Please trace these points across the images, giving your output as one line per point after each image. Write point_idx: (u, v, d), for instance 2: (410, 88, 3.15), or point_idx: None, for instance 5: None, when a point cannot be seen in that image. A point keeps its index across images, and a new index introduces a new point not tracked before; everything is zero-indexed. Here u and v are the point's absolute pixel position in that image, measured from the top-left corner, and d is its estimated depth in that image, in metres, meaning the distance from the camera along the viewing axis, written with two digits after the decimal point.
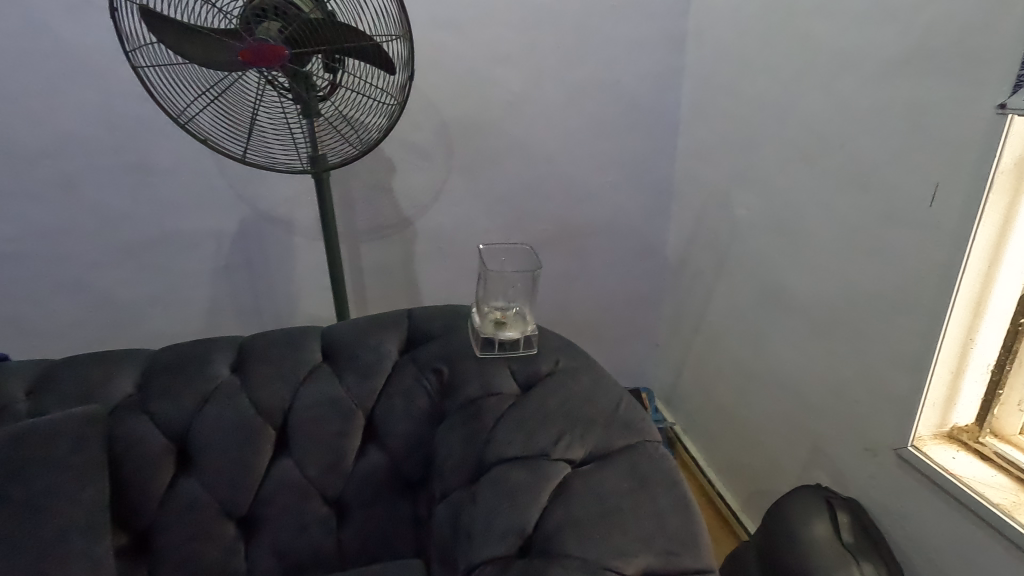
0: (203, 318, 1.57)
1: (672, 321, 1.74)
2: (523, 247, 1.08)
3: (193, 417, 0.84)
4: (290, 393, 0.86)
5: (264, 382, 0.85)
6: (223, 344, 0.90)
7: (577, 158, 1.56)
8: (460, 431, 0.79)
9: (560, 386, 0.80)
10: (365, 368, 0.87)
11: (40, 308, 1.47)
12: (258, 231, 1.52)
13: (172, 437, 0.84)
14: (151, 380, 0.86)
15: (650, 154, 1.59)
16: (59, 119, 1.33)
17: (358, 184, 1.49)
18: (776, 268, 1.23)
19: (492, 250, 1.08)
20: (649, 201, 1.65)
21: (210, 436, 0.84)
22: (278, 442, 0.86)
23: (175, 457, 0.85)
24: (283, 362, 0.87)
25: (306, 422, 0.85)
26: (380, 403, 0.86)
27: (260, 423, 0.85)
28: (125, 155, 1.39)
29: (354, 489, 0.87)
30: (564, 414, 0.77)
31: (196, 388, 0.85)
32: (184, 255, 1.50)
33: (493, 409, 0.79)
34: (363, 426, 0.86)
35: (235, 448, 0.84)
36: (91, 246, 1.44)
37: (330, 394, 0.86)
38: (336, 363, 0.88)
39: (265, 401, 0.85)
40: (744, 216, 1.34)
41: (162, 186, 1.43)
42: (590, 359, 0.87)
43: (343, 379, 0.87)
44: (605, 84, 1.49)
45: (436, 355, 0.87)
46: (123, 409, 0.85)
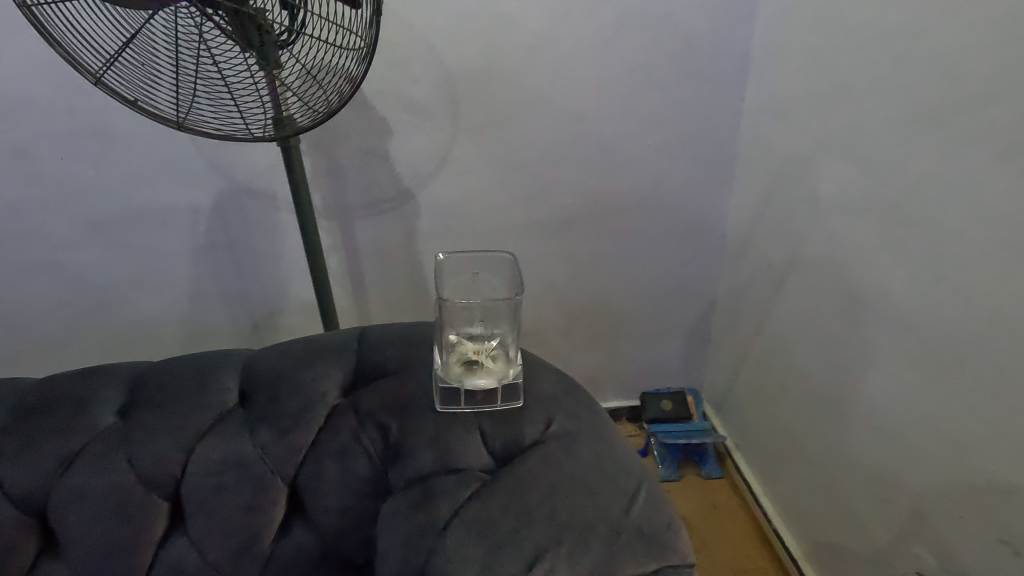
0: (187, 303, 1.41)
1: (728, 315, 1.44)
2: (502, 253, 0.87)
3: (55, 486, 0.67)
4: (183, 456, 0.68)
5: (146, 440, 0.68)
6: (115, 379, 0.74)
7: (617, 115, 1.24)
8: (406, 522, 0.60)
9: (550, 465, 0.61)
10: (287, 421, 0.69)
11: (13, 291, 1.34)
12: (238, 206, 1.31)
13: (30, 510, 0.67)
14: (10, 430, 0.68)
15: (711, 108, 1.26)
16: (2, 77, 1.13)
17: (346, 149, 1.23)
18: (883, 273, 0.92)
19: (463, 259, 0.88)
20: (705, 170, 1.32)
21: (78, 511, 0.67)
22: (173, 513, 0.69)
23: (37, 535, 0.68)
24: (185, 408, 0.70)
25: (207, 491, 0.68)
26: (305, 468, 0.68)
27: (143, 495, 0.68)
28: (78, 120, 1.19)
29: (286, 560, 0.69)
30: (550, 513, 0.57)
31: (63, 446, 0.68)
32: (158, 234, 1.32)
33: (450, 497, 0.60)
34: (284, 495, 0.69)
35: (112, 524, 0.67)
36: (57, 224, 1.28)
37: (238, 455, 0.68)
38: (252, 409, 0.70)
39: (150, 467, 0.67)
40: (829, 192, 1.02)
41: (126, 155, 1.23)
42: (602, 427, 0.68)
43: (258, 434, 0.69)
44: (653, 18, 1.15)
45: (382, 406, 0.69)
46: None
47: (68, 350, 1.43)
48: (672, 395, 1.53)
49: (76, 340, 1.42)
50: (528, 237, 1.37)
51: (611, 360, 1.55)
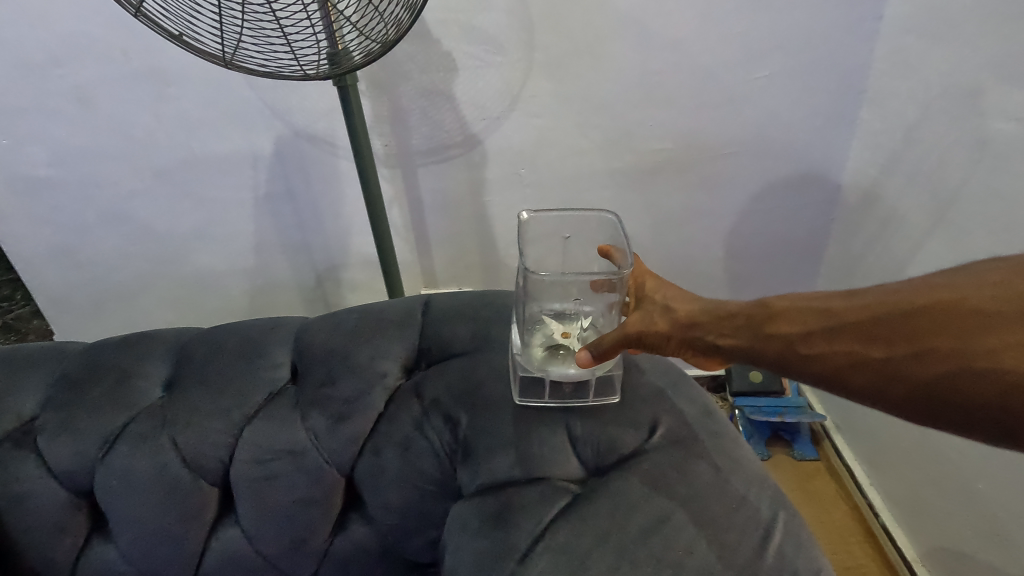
0: (250, 255, 1.38)
1: (841, 282, 1.25)
2: (603, 216, 0.72)
3: (98, 465, 0.64)
4: (231, 441, 0.63)
5: (191, 422, 0.64)
6: (159, 348, 0.69)
7: (723, 40, 1.04)
8: (479, 537, 0.55)
9: (658, 487, 0.55)
10: (340, 408, 0.63)
11: (88, 239, 1.36)
12: (298, 155, 1.24)
13: (76, 488, 0.65)
14: (54, 402, 0.65)
15: (842, 30, 1.03)
16: (58, 16, 1.08)
17: (409, 89, 1.10)
18: None
19: (555, 220, 0.74)
20: (827, 107, 1.11)
21: (122, 493, 0.64)
22: (224, 497, 0.66)
23: (88, 510, 0.67)
24: (232, 386, 0.65)
25: (256, 480, 0.63)
26: (363, 460, 0.63)
27: (188, 480, 0.64)
28: (135, 61, 1.13)
29: (351, 543, 0.66)
30: (663, 546, 0.51)
31: (105, 422, 0.64)
32: (219, 185, 1.28)
33: (533, 514, 0.54)
34: (343, 489, 0.64)
35: (159, 507, 0.65)
36: (124, 172, 1.26)
37: (288, 443, 0.63)
38: (303, 390, 0.64)
39: (195, 452, 0.63)
40: (1006, 133, 0.84)
41: (183, 99, 1.17)
42: (721, 435, 0.61)
43: (309, 420, 0.63)
44: None
45: (452, 395, 0.62)
46: (6, 446, 0.64)
47: (142, 297, 1.45)
48: None
49: (149, 288, 1.44)
50: (608, 188, 1.22)
51: None
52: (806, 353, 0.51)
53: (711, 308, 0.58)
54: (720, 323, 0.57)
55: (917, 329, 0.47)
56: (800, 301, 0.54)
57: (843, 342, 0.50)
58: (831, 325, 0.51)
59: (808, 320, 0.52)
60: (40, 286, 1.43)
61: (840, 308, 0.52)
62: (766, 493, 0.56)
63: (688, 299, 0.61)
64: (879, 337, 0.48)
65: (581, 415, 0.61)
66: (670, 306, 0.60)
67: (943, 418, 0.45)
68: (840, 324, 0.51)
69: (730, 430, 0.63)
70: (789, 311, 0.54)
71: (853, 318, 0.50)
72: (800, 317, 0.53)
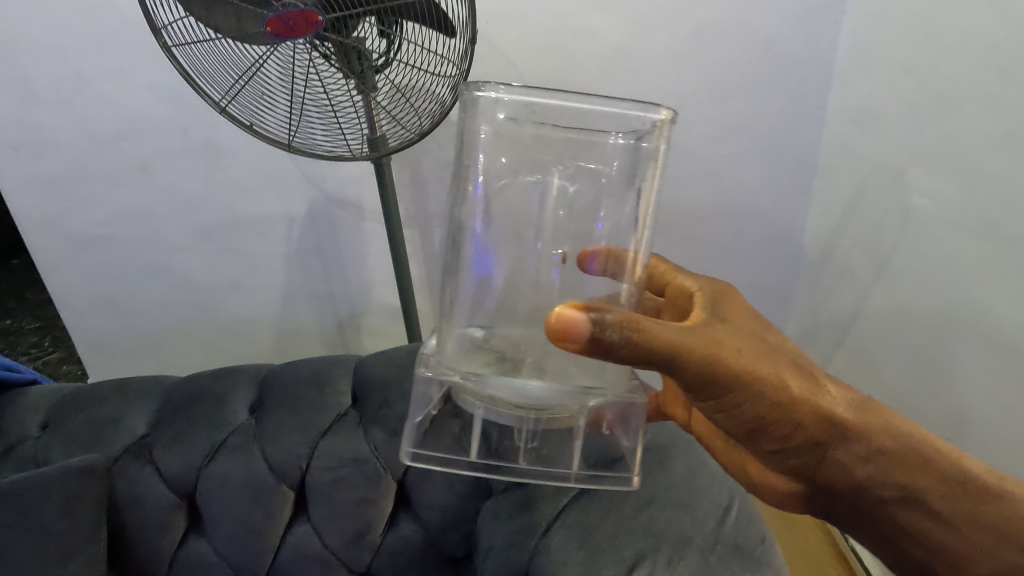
0: (280, 304, 1.53)
1: (807, 327, 1.42)
2: (619, 139, 0.68)
3: (201, 470, 0.83)
4: (309, 451, 0.81)
5: (278, 436, 0.82)
6: (243, 381, 0.88)
7: (695, 124, 1.24)
8: (510, 522, 0.72)
9: (648, 479, 0.70)
10: (395, 426, 0.80)
11: (133, 290, 1.49)
12: (328, 216, 1.40)
13: (181, 490, 0.84)
14: (161, 423, 0.85)
15: (791, 117, 1.24)
16: (129, 101, 1.24)
17: (429, 161, 1.29)
18: (988, 298, 0.93)
19: (581, 100, 0.63)
20: (784, 178, 1.30)
21: (220, 493, 0.83)
22: (297, 499, 0.84)
23: (186, 511, 0.86)
24: (308, 408, 0.83)
25: (326, 483, 0.81)
26: (412, 466, 0.80)
27: (274, 483, 0.82)
28: (193, 137, 1.29)
29: (401, 538, 0.83)
30: (647, 522, 0.66)
31: (206, 436, 0.84)
32: (256, 242, 1.43)
33: (551, 501, 0.70)
34: (395, 490, 0.81)
35: (248, 506, 0.82)
36: (172, 230, 1.41)
37: (355, 453, 0.80)
38: (365, 411, 0.82)
39: (281, 460, 0.81)
40: (923, 207, 1.03)
41: (231, 169, 1.33)
42: (691, 441, 0.77)
43: (371, 435, 0.81)
44: (734, 28, 1.14)
45: None
46: (125, 457, 0.85)
47: (175, 343, 1.58)
48: None
49: (182, 335, 1.57)
50: None
51: None
52: (822, 448, 0.64)
53: (794, 371, 0.63)
54: (791, 390, 0.62)
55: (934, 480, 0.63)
56: (873, 417, 0.65)
57: (858, 468, 0.64)
58: (864, 451, 0.64)
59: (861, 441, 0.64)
60: (82, 334, 1.54)
61: (883, 449, 0.64)
62: (739, 490, 0.71)
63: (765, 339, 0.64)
64: (877, 488, 0.64)
65: None
66: (758, 339, 0.63)
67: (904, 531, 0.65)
68: (870, 456, 0.63)
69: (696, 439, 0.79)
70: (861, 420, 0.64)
71: (881, 461, 0.63)
72: (848, 429, 0.63)
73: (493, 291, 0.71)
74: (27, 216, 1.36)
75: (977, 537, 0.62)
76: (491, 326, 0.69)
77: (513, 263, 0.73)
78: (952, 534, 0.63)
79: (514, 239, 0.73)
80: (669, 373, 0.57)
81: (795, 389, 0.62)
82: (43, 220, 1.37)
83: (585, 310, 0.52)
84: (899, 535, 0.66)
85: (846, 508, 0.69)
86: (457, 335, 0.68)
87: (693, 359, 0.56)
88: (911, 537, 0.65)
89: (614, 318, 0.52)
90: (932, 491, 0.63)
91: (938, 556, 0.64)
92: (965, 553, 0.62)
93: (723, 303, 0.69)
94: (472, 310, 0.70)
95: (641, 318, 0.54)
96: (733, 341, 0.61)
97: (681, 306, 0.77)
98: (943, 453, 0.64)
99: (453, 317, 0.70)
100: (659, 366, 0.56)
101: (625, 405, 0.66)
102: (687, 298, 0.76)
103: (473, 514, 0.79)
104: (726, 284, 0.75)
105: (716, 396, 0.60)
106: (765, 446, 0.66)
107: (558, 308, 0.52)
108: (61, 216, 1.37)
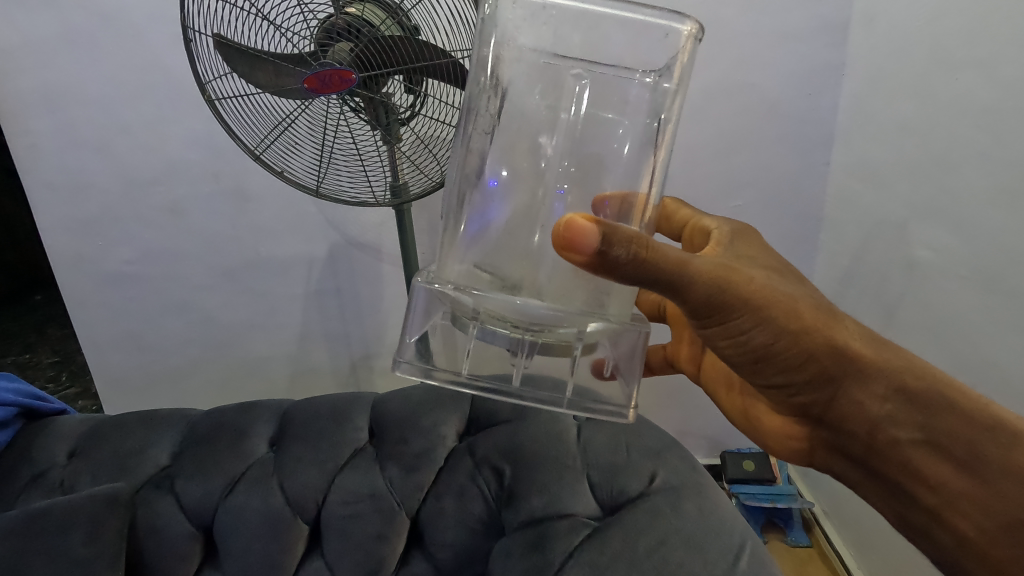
0: (296, 343, 1.56)
1: None
2: (645, 79, 0.55)
3: (221, 501, 0.86)
4: (325, 485, 0.85)
5: (296, 469, 0.85)
6: (265, 415, 0.92)
7: (702, 177, 1.29)
8: (521, 560, 0.73)
9: (658, 518, 0.71)
10: (412, 460, 0.84)
11: (154, 326, 1.53)
12: (347, 258, 1.45)
13: (198, 522, 0.87)
14: (183, 455, 0.89)
15: (793, 172, 1.29)
16: (166, 148, 1.32)
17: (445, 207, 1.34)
18: (996, 348, 0.94)
19: (607, 5, 0.52)
20: (788, 230, 1.34)
21: (238, 525, 0.85)
22: (312, 534, 0.86)
23: (202, 544, 0.88)
24: (328, 443, 0.87)
25: (341, 518, 0.84)
26: (426, 503, 0.83)
27: (290, 515, 0.84)
28: (223, 182, 1.35)
29: None
30: (660, 564, 0.66)
31: (228, 468, 0.87)
32: (276, 283, 1.48)
33: (563, 540, 0.71)
34: (408, 526, 0.84)
35: (264, 539, 0.84)
36: (196, 270, 1.46)
37: (371, 489, 0.84)
38: (381, 447, 0.86)
39: (297, 493, 0.84)
40: (927, 258, 1.06)
41: (257, 211, 1.39)
42: (702, 484, 0.77)
43: (386, 470, 0.84)
44: (739, 89, 1.21)
45: (497, 452, 0.82)
46: (147, 487, 0.88)
47: (191, 379, 1.61)
48: (755, 455, 1.54)
49: (198, 372, 1.60)
50: None
51: (692, 417, 1.56)
52: (835, 384, 0.60)
53: (809, 302, 0.59)
54: (802, 317, 0.57)
55: (975, 437, 0.55)
56: (898, 361, 0.59)
57: (876, 407, 0.59)
58: (884, 389, 0.58)
59: (883, 382, 0.58)
60: (101, 367, 1.57)
61: (909, 391, 0.57)
62: (751, 534, 0.71)
63: (781, 274, 0.61)
64: (896, 430, 0.58)
65: (598, 469, 0.78)
66: (774, 273, 0.60)
67: (940, 498, 0.57)
68: (891, 395, 0.58)
69: (711, 482, 0.79)
70: (882, 360, 0.58)
71: (902, 401, 0.58)
72: (865, 364, 0.58)
73: (492, 232, 0.54)
74: (60, 254, 1.42)
75: (1008, 490, 0.54)
76: (489, 263, 0.54)
77: (519, 218, 0.54)
78: (978, 485, 0.55)
79: (524, 211, 0.54)
80: (670, 293, 0.52)
81: (808, 319, 0.58)
82: (75, 257, 1.42)
83: (597, 221, 0.46)
84: (914, 485, 0.59)
85: (861, 456, 0.63)
86: (455, 261, 0.56)
87: (701, 278, 0.52)
88: (925, 485, 0.58)
89: (623, 231, 0.46)
90: (958, 438, 0.56)
91: (956, 506, 0.56)
92: (983, 501, 0.55)
93: (739, 242, 0.66)
94: (471, 246, 0.55)
95: (646, 236, 0.48)
96: (743, 268, 0.57)
97: (700, 246, 0.74)
98: (977, 402, 0.57)
99: (453, 248, 0.57)
100: (662, 285, 0.50)
101: (630, 347, 0.57)
102: (704, 237, 0.73)
103: (485, 553, 0.81)
104: (742, 224, 0.71)
105: (720, 321, 0.56)
106: (771, 379, 0.63)
107: (566, 217, 0.46)
108: (93, 254, 1.43)
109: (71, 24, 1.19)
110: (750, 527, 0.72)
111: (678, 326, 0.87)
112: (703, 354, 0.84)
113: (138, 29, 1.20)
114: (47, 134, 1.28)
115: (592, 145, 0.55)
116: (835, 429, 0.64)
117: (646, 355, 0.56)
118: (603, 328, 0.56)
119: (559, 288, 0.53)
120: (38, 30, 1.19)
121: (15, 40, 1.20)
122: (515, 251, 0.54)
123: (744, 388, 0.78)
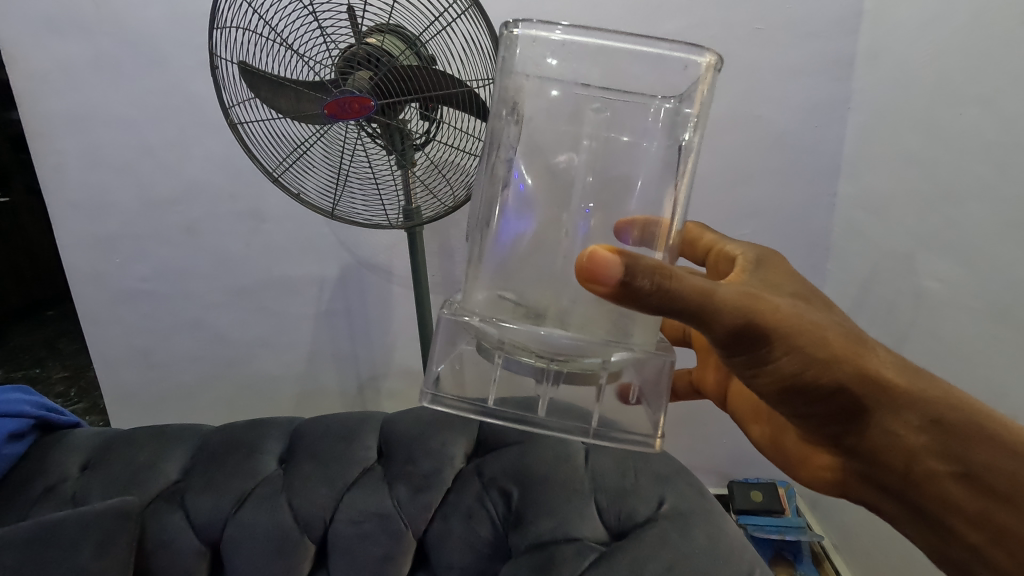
0: (305, 362, 1.57)
1: None
2: (665, 104, 0.56)
3: (230, 517, 0.86)
4: (334, 504, 0.85)
5: (306, 486, 0.85)
6: (276, 433, 0.93)
7: (709, 205, 1.31)
8: None
9: (667, 544, 0.70)
10: (420, 480, 0.84)
11: (165, 342, 1.55)
12: (358, 279, 1.46)
13: (205, 538, 0.87)
14: (194, 470, 0.90)
15: (801, 203, 1.30)
16: (186, 169, 1.35)
17: (457, 231, 1.36)
18: (1007, 379, 0.93)
19: (623, 40, 0.52)
20: (796, 259, 1.35)
21: (245, 541, 0.85)
22: (319, 553, 0.86)
23: (209, 560, 0.88)
24: (338, 462, 0.87)
25: (348, 537, 0.83)
26: (433, 525, 0.83)
27: (298, 534, 0.84)
28: (240, 203, 1.39)
29: None
30: None
31: (238, 484, 0.87)
32: (288, 302, 1.50)
33: (571, 565, 0.71)
34: (415, 547, 0.83)
35: (271, 557, 0.84)
36: (210, 288, 1.49)
37: (379, 508, 0.84)
38: (390, 466, 0.86)
39: (306, 510, 0.84)
40: (935, 290, 1.07)
41: (272, 231, 1.41)
42: (712, 511, 0.76)
43: (395, 490, 0.84)
44: (746, 121, 1.24)
45: (506, 475, 0.82)
46: (157, 502, 0.88)
47: (200, 397, 1.62)
48: (763, 486, 1.52)
49: (208, 389, 1.61)
50: None
51: (700, 445, 1.54)
52: (867, 414, 0.59)
53: (838, 329, 0.58)
54: (830, 346, 0.57)
55: (1012, 467, 0.56)
56: (931, 391, 0.58)
57: (911, 438, 0.58)
58: (919, 420, 0.58)
59: (917, 413, 0.58)
60: (112, 382, 1.59)
61: (944, 423, 0.57)
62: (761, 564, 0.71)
63: (808, 300, 0.61)
64: (934, 462, 0.58)
65: (607, 493, 0.78)
66: (801, 299, 0.60)
67: (984, 531, 0.57)
68: (926, 427, 0.58)
69: (722, 510, 0.78)
70: (914, 391, 0.58)
71: (939, 433, 0.57)
72: (899, 395, 0.58)
73: (517, 257, 0.55)
74: (77, 270, 1.45)
75: None
76: (514, 293, 0.55)
77: (544, 250, 0.55)
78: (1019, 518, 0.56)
79: (546, 241, 0.55)
80: (697, 322, 0.51)
81: (837, 347, 0.57)
82: (92, 273, 1.45)
83: (618, 253, 0.46)
84: (956, 519, 0.59)
85: (895, 489, 0.62)
86: (479, 288, 0.57)
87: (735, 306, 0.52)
88: (966, 521, 0.58)
89: (646, 262, 0.46)
90: (997, 470, 0.56)
91: (1000, 542, 0.57)
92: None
93: (765, 266, 0.67)
94: (497, 275, 0.56)
95: (668, 264, 0.48)
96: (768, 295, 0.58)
97: (725, 271, 0.74)
98: (1012, 430, 0.57)
99: (477, 275, 0.57)
100: (691, 316, 0.50)
101: (655, 371, 0.57)
102: (729, 262, 0.73)
103: None
104: (767, 249, 0.72)
105: (747, 350, 0.56)
106: (800, 409, 0.63)
107: (588, 249, 0.47)
108: (110, 270, 1.46)
109: (102, 50, 1.24)
110: (759, 556, 0.72)
111: (703, 351, 0.88)
112: (729, 380, 0.85)
113: (165, 56, 1.25)
114: (72, 154, 1.33)
115: (619, 168, 0.56)
116: (869, 461, 0.63)
117: (672, 380, 0.57)
118: (627, 356, 0.56)
119: (583, 317, 0.53)
120: (70, 55, 1.24)
121: (48, 65, 1.25)
122: (539, 277, 0.54)
123: (772, 417, 0.78)
